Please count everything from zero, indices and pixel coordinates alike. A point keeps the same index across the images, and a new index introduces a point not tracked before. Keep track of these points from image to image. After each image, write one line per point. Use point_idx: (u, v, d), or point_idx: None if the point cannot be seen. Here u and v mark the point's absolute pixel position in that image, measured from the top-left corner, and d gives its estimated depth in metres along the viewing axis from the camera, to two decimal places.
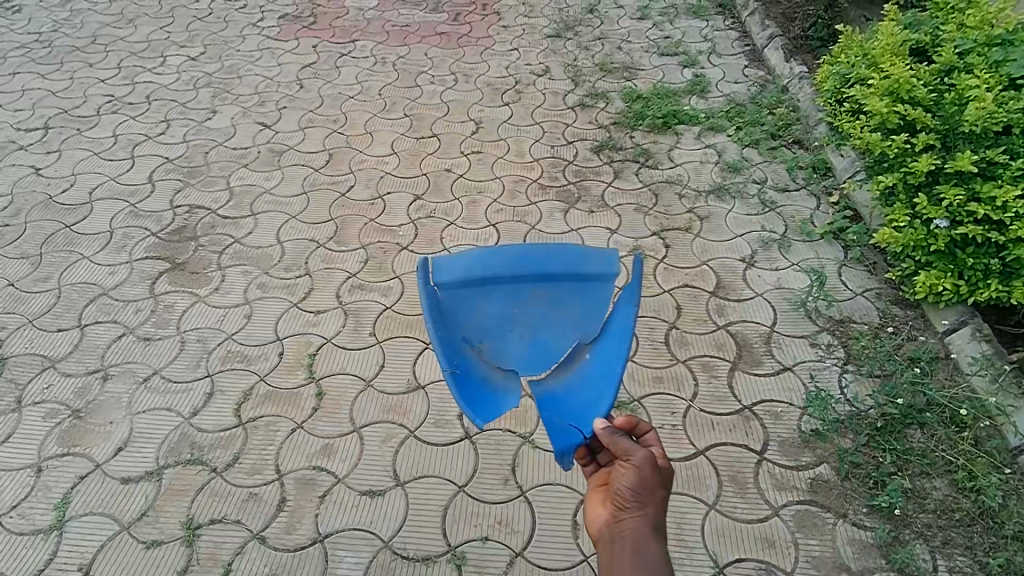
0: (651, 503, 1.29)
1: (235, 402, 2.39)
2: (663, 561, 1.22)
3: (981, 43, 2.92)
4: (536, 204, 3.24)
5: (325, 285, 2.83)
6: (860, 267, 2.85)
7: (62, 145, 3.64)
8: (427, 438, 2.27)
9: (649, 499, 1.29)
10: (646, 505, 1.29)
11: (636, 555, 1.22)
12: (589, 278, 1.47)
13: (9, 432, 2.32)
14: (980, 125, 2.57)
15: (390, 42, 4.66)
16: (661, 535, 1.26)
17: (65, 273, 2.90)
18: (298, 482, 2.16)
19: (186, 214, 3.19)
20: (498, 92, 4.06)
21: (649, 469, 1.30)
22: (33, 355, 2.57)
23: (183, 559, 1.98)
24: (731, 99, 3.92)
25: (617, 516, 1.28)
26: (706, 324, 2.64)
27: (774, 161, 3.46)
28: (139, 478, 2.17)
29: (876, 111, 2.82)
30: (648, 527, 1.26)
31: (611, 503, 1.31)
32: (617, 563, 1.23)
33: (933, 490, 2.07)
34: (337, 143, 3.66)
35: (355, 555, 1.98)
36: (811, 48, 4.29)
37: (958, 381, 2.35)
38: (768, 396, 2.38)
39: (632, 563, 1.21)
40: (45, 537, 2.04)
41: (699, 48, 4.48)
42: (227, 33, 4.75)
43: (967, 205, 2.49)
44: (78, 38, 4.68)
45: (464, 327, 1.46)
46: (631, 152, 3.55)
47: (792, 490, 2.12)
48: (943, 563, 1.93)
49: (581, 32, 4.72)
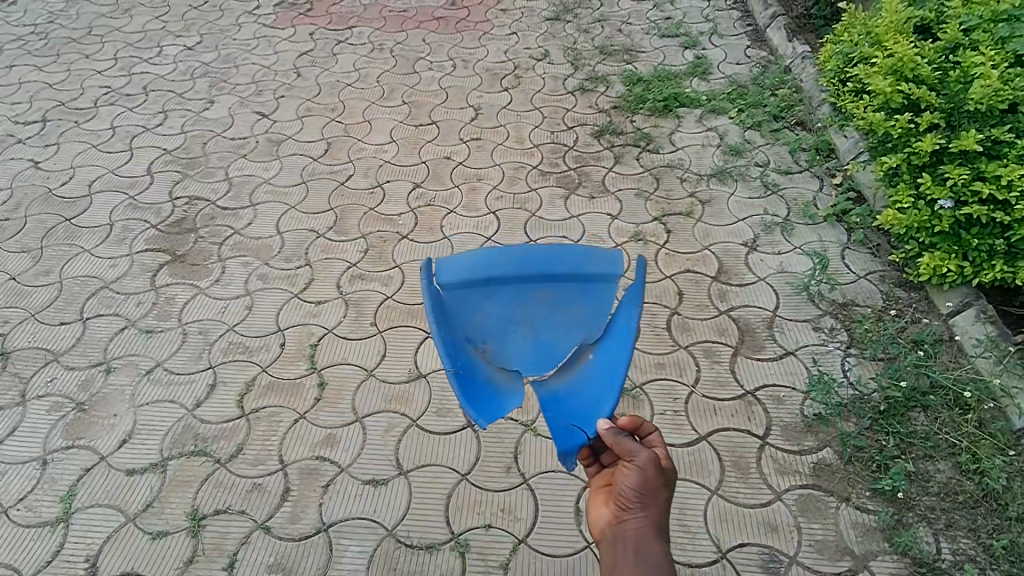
0: (654, 504, 1.29)
1: (237, 393, 2.39)
2: (666, 561, 1.23)
3: (987, 19, 2.84)
4: (536, 190, 3.22)
5: (325, 275, 2.83)
6: (864, 249, 2.83)
7: (61, 137, 3.63)
8: (429, 427, 2.28)
9: (652, 501, 1.29)
10: (649, 506, 1.29)
11: (638, 555, 1.24)
12: (593, 278, 1.45)
13: (13, 427, 2.33)
14: (984, 103, 2.52)
15: (387, 28, 4.62)
16: (662, 535, 1.27)
17: (66, 266, 2.90)
18: (301, 473, 2.17)
19: (185, 206, 3.19)
20: (496, 77, 4.03)
21: (653, 470, 1.30)
22: (36, 349, 2.58)
23: (189, 549, 2.00)
24: (733, 81, 3.88)
25: (619, 516, 1.29)
26: (707, 309, 2.63)
27: (777, 143, 3.43)
28: (143, 470, 2.19)
29: (879, 90, 2.78)
30: (650, 527, 1.27)
31: (613, 504, 1.32)
32: (619, 563, 1.24)
33: (937, 473, 2.07)
34: (336, 132, 3.64)
35: (359, 544, 1.99)
36: (814, 26, 4.21)
37: (962, 364, 2.34)
38: (770, 380, 2.38)
39: (634, 565, 1.22)
40: (51, 529, 2.06)
41: (700, 29, 4.43)
42: (223, 22, 4.72)
43: (971, 185, 2.45)
44: (75, 29, 4.66)
45: (467, 327, 1.41)
46: (632, 136, 3.52)
47: (794, 474, 2.12)
48: (946, 546, 1.92)
49: (581, 14, 4.66)
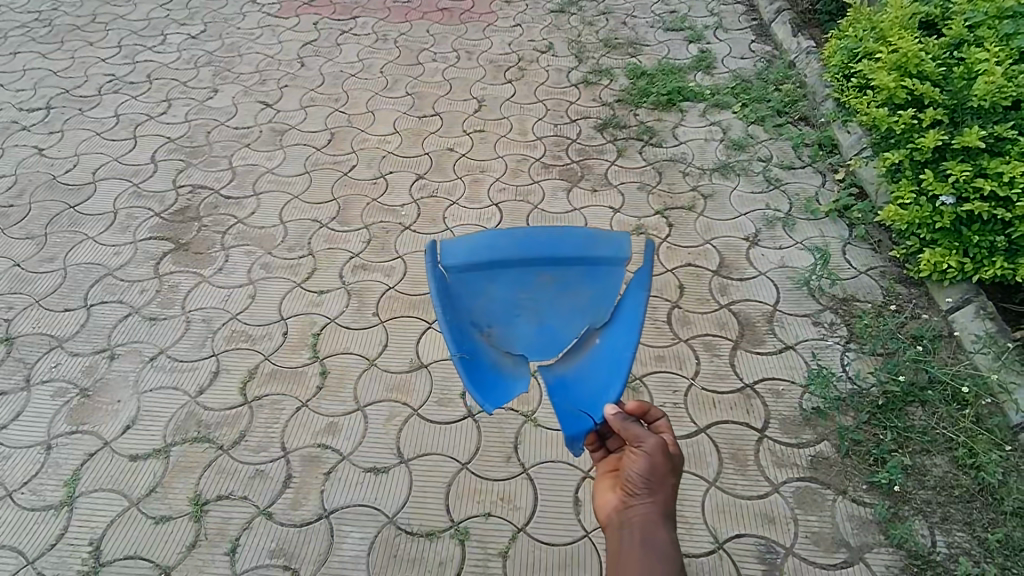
0: (661, 490, 1.32)
1: (239, 380, 2.41)
2: (673, 547, 1.25)
3: (991, 16, 2.84)
4: (539, 183, 3.22)
5: (328, 265, 2.84)
6: (865, 245, 2.84)
7: (65, 125, 3.64)
8: (430, 416, 2.29)
9: (659, 487, 1.32)
10: (656, 492, 1.31)
11: (646, 542, 1.25)
12: (598, 262, 1.44)
13: (18, 411, 2.35)
14: (988, 100, 2.52)
15: (391, 19, 4.61)
16: (670, 521, 1.29)
17: (70, 253, 2.92)
18: (303, 460, 2.19)
19: (189, 194, 3.20)
20: (500, 69, 4.03)
21: (660, 457, 1.32)
22: (41, 335, 2.59)
23: (191, 534, 2.02)
24: (737, 75, 3.88)
25: (627, 502, 1.31)
26: (708, 303, 2.64)
27: (779, 137, 3.43)
28: (147, 455, 2.21)
29: (883, 85, 2.78)
30: (658, 513, 1.29)
31: (621, 490, 1.34)
32: (626, 549, 1.26)
33: (933, 467, 2.08)
34: (339, 122, 3.64)
35: (360, 530, 2.02)
36: (819, 21, 4.20)
37: (960, 360, 2.35)
38: (769, 374, 2.39)
39: (641, 551, 1.24)
40: (55, 513, 2.08)
41: (705, 23, 4.42)
42: (227, 11, 4.71)
43: (973, 181, 2.45)
44: (78, 17, 4.66)
45: (472, 311, 1.43)
46: (635, 130, 3.53)
47: (792, 467, 2.14)
48: (942, 539, 1.94)
49: (585, 7, 4.65)
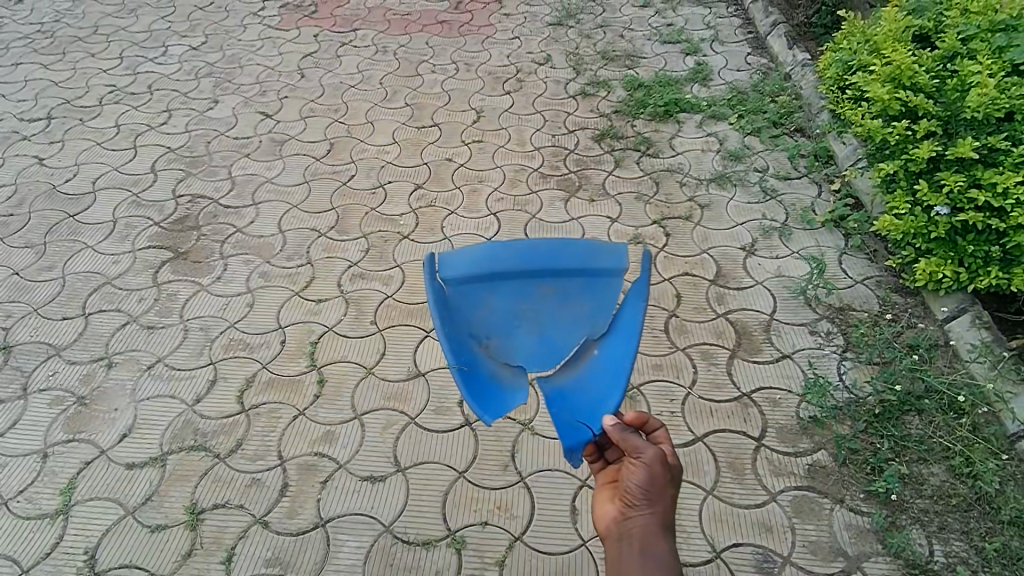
0: (661, 500, 1.32)
1: (236, 389, 2.41)
2: (673, 558, 1.26)
3: (984, 29, 2.87)
4: (537, 193, 3.24)
5: (326, 274, 2.85)
6: (860, 255, 2.85)
7: (65, 134, 3.66)
8: (427, 425, 2.29)
9: (659, 498, 1.32)
10: (655, 503, 1.31)
11: (646, 553, 1.26)
12: (598, 273, 1.45)
13: (15, 419, 2.35)
14: (981, 111, 2.54)
15: (390, 31, 4.65)
16: (669, 532, 1.30)
17: (69, 261, 2.92)
18: (299, 468, 2.18)
19: (188, 204, 3.21)
20: (498, 80, 4.06)
21: (659, 468, 1.32)
22: (38, 343, 2.60)
23: (187, 543, 2.01)
24: (733, 87, 3.91)
25: (626, 514, 1.31)
26: (705, 312, 2.65)
27: (775, 148, 3.45)
28: (143, 464, 2.20)
29: (878, 97, 2.80)
30: (657, 525, 1.29)
31: (620, 500, 1.34)
32: (625, 561, 1.27)
33: (931, 476, 2.08)
34: (339, 133, 3.67)
35: (356, 539, 2.01)
36: (814, 35, 4.25)
37: (957, 368, 2.36)
38: (766, 383, 2.40)
39: (640, 562, 1.25)
40: (50, 521, 2.07)
41: (701, 36, 4.46)
42: (228, 23, 4.75)
43: (967, 192, 2.46)
44: (81, 28, 4.69)
45: (470, 323, 1.43)
46: (632, 140, 3.55)
47: (789, 475, 2.14)
48: (939, 548, 1.93)
49: (583, 19, 4.70)
